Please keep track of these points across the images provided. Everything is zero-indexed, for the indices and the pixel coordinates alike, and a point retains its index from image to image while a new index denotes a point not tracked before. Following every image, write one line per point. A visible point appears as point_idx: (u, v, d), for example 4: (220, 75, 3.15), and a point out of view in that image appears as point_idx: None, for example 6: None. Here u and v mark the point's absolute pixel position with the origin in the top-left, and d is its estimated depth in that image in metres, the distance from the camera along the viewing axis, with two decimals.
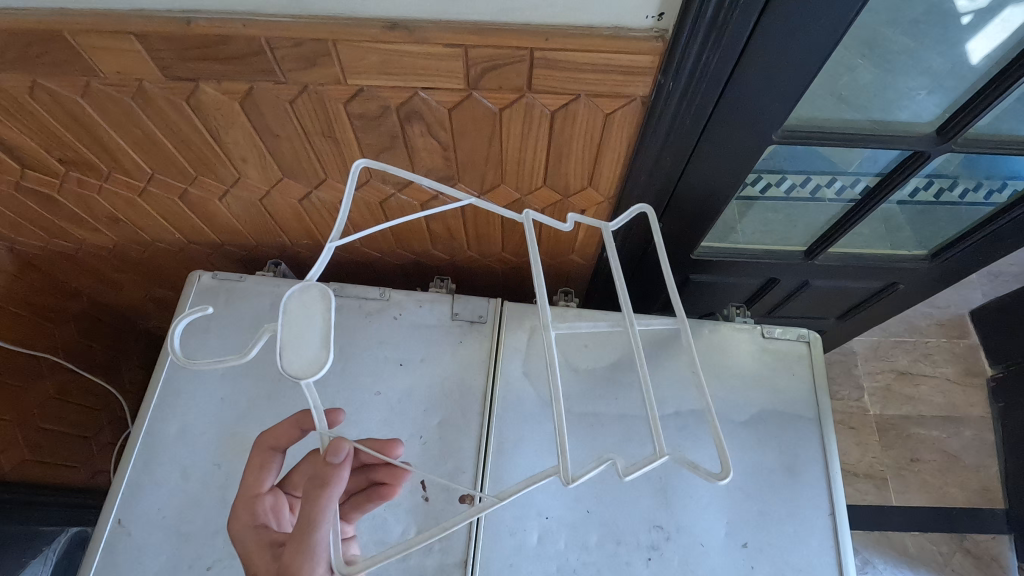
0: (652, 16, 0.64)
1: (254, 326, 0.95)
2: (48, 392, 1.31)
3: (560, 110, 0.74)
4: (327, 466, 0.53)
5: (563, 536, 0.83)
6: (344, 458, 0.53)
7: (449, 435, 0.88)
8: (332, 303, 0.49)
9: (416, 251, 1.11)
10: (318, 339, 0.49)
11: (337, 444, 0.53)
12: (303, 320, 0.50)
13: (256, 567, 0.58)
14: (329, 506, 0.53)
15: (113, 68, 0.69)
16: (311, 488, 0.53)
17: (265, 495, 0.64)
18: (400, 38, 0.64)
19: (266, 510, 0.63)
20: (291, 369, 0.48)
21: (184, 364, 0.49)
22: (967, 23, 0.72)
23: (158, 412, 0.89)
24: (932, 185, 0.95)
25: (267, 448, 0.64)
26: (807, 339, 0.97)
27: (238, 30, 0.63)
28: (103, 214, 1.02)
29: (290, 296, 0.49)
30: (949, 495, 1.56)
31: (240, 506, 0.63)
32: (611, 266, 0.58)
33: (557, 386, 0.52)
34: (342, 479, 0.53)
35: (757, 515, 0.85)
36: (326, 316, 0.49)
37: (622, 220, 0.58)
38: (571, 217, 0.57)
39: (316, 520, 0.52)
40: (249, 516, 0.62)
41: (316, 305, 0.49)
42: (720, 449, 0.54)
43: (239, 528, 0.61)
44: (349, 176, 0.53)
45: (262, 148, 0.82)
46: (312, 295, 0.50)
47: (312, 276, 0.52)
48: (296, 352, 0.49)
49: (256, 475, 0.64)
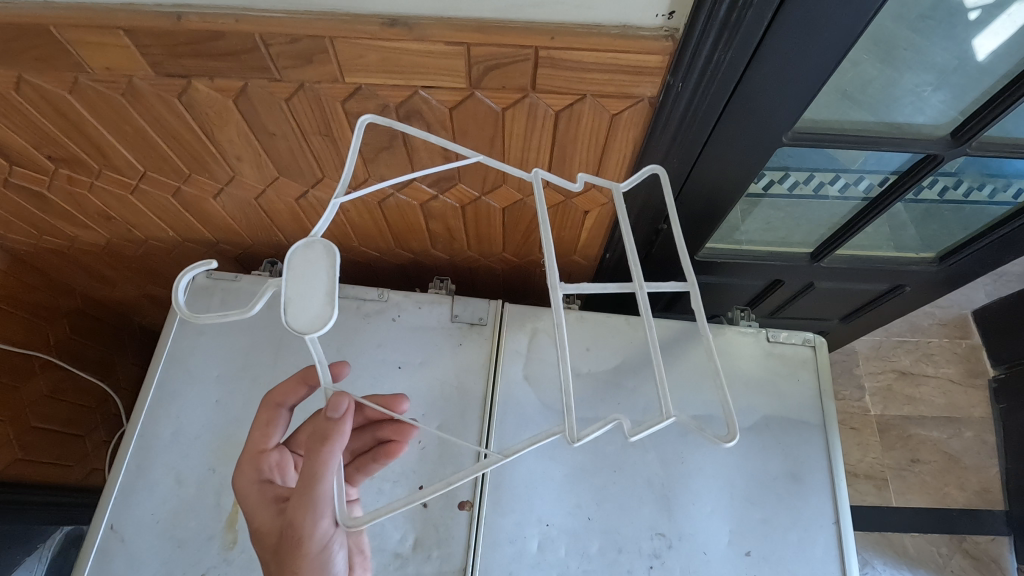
0: (661, 14, 0.62)
1: (249, 328, 0.93)
2: (40, 390, 1.28)
3: (565, 110, 0.71)
4: (328, 421, 0.52)
5: (563, 544, 0.81)
6: (344, 412, 0.52)
7: (448, 441, 0.86)
8: (337, 258, 0.46)
9: (414, 251, 1.08)
10: (323, 294, 0.46)
11: (337, 399, 0.52)
12: (308, 275, 0.47)
13: (260, 524, 0.59)
14: (334, 459, 0.52)
15: (101, 64, 0.67)
16: (313, 444, 0.52)
17: (271, 451, 0.65)
18: (400, 36, 0.61)
19: (272, 466, 0.65)
20: (295, 325, 0.45)
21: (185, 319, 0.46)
22: (973, 19, 0.70)
23: (150, 416, 0.87)
24: (938, 182, 0.92)
25: (274, 405, 0.66)
26: (813, 343, 0.95)
27: (231, 25, 0.61)
28: (96, 212, 1.00)
29: (294, 252, 0.46)
30: (949, 497, 1.56)
31: (245, 460, 0.64)
32: (621, 228, 0.56)
33: (567, 375, 0.50)
34: (345, 433, 0.53)
35: (760, 524, 0.84)
36: (332, 272, 0.46)
37: (633, 182, 0.57)
38: (582, 177, 0.56)
39: (320, 473, 0.53)
40: (253, 471, 0.63)
41: (321, 261, 0.47)
42: (727, 412, 0.54)
43: (244, 483, 0.62)
44: (355, 128, 0.51)
45: (257, 147, 0.80)
46: (317, 252, 0.47)
47: (317, 232, 0.48)
48: (300, 307, 0.46)
49: (263, 430, 0.65)
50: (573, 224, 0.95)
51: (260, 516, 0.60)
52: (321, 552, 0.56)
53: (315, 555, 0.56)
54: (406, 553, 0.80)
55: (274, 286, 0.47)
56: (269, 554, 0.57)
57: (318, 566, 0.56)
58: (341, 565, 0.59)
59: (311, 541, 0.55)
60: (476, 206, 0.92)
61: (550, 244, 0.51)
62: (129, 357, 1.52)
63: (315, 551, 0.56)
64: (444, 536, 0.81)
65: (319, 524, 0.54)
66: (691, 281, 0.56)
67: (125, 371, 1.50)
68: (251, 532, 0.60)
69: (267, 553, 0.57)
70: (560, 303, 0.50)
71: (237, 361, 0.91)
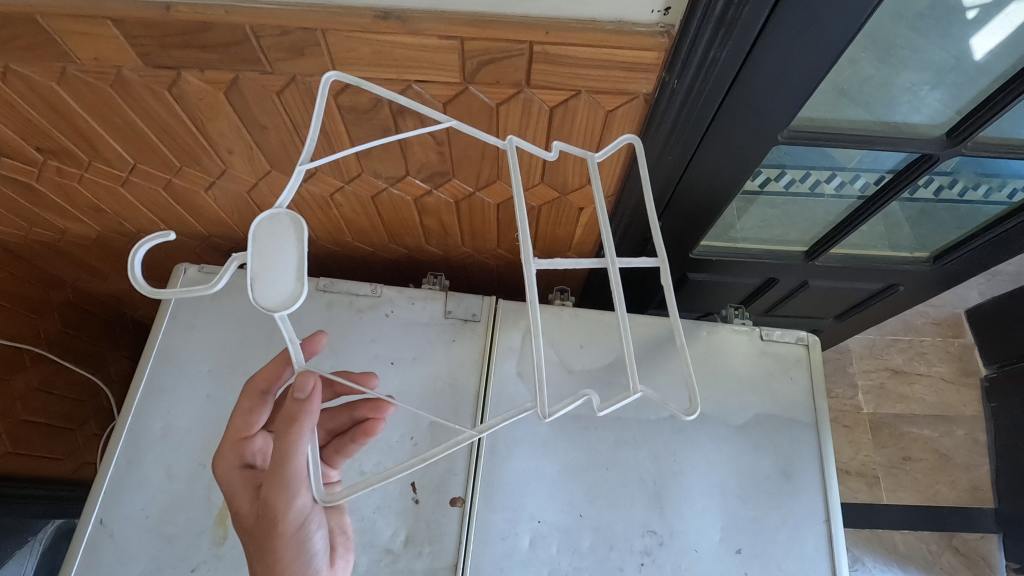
0: (657, 10, 0.61)
1: (240, 321, 0.92)
2: (31, 383, 1.28)
3: (559, 106, 0.71)
4: (294, 402, 0.52)
5: (555, 540, 0.81)
6: (311, 392, 0.52)
7: (441, 435, 0.86)
8: (305, 232, 0.46)
9: (408, 246, 1.08)
10: (292, 269, 0.46)
11: (302, 379, 0.52)
12: (276, 249, 0.46)
13: (238, 508, 0.60)
14: (305, 437, 0.52)
15: (89, 54, 0.66)
16: (282, 425, 0.52)
17: (254, 437, 0.65)
18: (393, 29, 0.61)
19: (254, 452, 0.65)
20: (265, 303, 0.45)
21: (149, 296, 0.45)
22: (972, 18, 0.70)
23: (142, 410, 0.86)
24: (934, 181, 0.92)
25: (258, 393, 0.66)
26: (806, 342, 0.95)
27: (221, 16, 0.60)
28: (85, 204, 0.99)
29: (260, 225, 0.46)
30: (940, 495, 1.57)
31: (227, 446, 0.64)
32: (595, 196, 0.55)
33: (538, 358, 0.49)
34: (313, 412, 0.52)
35: (752, 521, 0.84)
36: (300, 246, 0.46)
37: (609, 150, 0.57)
38: (556, 145, 0.54)
39: (291, 453, 0.53)
40: (235, 456, 0.64)
41: (288, 234, 0.46)
42: (691, 387, 0.55)
43: (224, 469, 0.63)
44: (318, 90, 0.50)
45: (249, 140, 0.79)
46: (283, 225, 0.46)
47: (283, 203, 0.47)
48: (269, 284, 0.45)
49: (245, 417, 0.65)
50: (567, 220, 0.95)
51: (239, 499, 0.60)
52: (298, 530, 0.57)
53: (293, 533, 0.57)
54: (398, 549, 0.80)
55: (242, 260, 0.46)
56: (246, 537, 0.58)
57: (295, 544, 0.57)
58: (321, 542, 0.59)
59: (286, 520, 0.55)
60: (471, 201, 0.92)
61: (524, 218, 0.50)
62: (121, 350, 1.52)
63: (292, 529, 0.56)
64: (436, 532, 0.81)
65: (295, 503, 0.55)
66: (662, 259, 0.56)
67: (117, 364, 1.50)
68: (232, 514, 0.60)
69: (245, 535, 0.58)
70: (533, 281, 0.49)
71: (228, 354, 0.90)
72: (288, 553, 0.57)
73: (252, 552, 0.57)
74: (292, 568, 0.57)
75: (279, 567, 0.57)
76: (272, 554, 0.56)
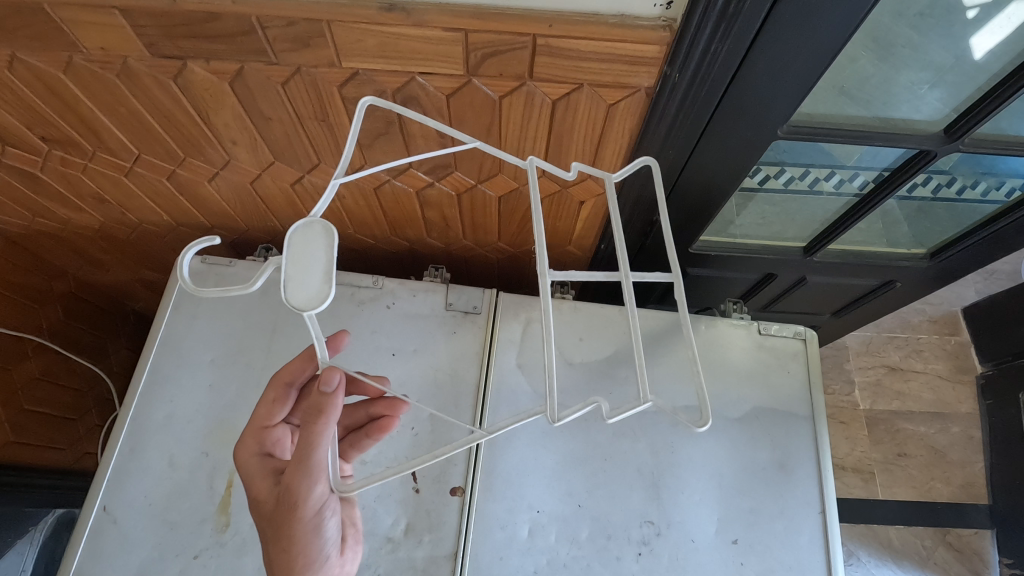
0: (660, 4, 0.62)
1: (245, 312, 0.93)
2: (32, 372, 1.28)
3: (562, 99, 0.71)
4: (321, 395, 0.53)
5: (553, 530, 0.82)
6: (337, 387, 0.53)
7: (441, 427, 0.86)
8: (335, 239, 0.47)
9: (410, 239, 1.08)
10: (321, 272, 0.46)
11: (329, 373, 0.53)
12: (308, 254, 0.47)
13: (258, 492, 0.62)
14: (329, 430, 0.54)
15: (96, 43, 0.66)
16: (308, 416, 0.53)
17: (275, 427, 0.67)
18: (398, 21, 0.61)
19: (273, 441, 0.66)
20: (295, 303, 0.46)
21: (193, 293, 0.46)
22: (972, 17, 0.70)
23: (144, 398, 0.87)
24: (931, 180, 0.93)
25: (282, 384, 0.68)
26: (803, 337, 0.96)
27: (228, 7, 0.61)
28: (89, 194, 0.99)
29: (294, 233, 0.47)
30: (934, 491, 1.58)
31: (247, 434, 0.66)
32: (611, 214, 0.57)
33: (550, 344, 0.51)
34: (337, 406, 0.54)
35: (749, 513, 0.85)
36: (331, 251, 0.47)
37: (626, 172, 0.59)
38: (575, 166, 0.57)
39: (315, 443, 0.54)
40: (256, 444, 0.65)
41: (319, 241, 0.47)
42: (700, 399, 0.56)
43: (244, 456, 0.65)
44: (356, 112, 0.53)
45: (254, 131, 0.80)
46: (316, 230, 0.47)
47: (317, 213, 0.48)
48: (300, 285, 0.46)
49: (268, 408, 0.67)
50: (568, 214, 0.96)
51: (259, 485, 0.62)
52: (314, 516, 0.58)
53: (311, 519, 0.58)
54: (398, 538, 0.81)
55: (276, 263, 0.47)
56: (263, 520, 0.60)
57: (310, 529, 0.59)
58: (333, 530, 0.61)
59: (305, 506, 0.57)
60: (473, 195, 0.92)
61: (541, 224, 0.52)
62: (121, 342, 1.52)
63: (309, 515, 0.58)
64: (436, 521, 0.82)
65: (314, 490, 0.56)
66: (675, 275, 0.57)
67: (118, 356, 1.51)
68: (250, 500, 0.62)
69: (262, 518, 0.60)
70: (547, 290, 0.51)
71: (232, 345, 0.91)
72: (303, 537, 0.58)
73: (269, 535, 0.59)
74: (306, 552, 0.59)
75: (295, 550, 0.59)
76: (288, 536, 0.58)
